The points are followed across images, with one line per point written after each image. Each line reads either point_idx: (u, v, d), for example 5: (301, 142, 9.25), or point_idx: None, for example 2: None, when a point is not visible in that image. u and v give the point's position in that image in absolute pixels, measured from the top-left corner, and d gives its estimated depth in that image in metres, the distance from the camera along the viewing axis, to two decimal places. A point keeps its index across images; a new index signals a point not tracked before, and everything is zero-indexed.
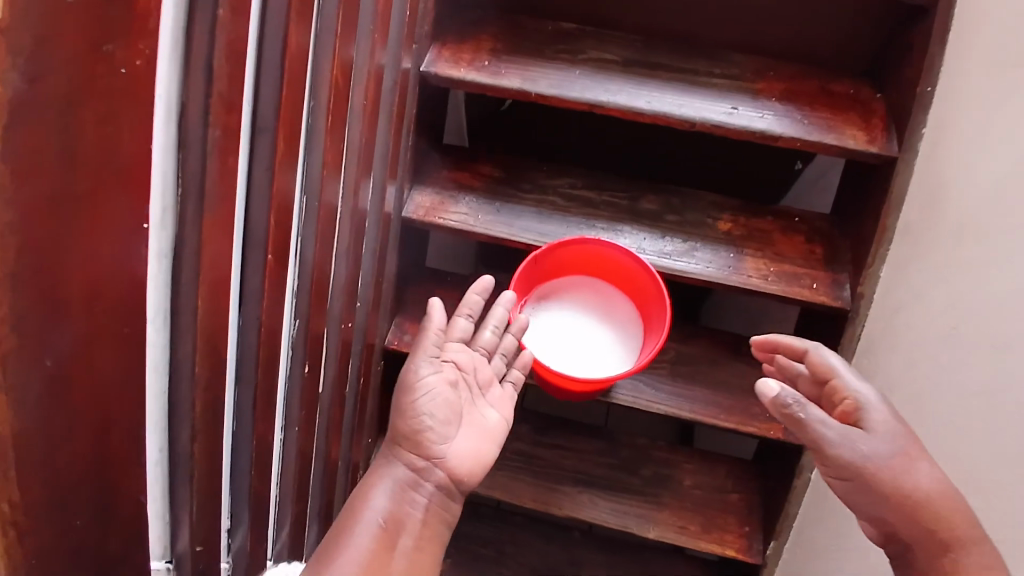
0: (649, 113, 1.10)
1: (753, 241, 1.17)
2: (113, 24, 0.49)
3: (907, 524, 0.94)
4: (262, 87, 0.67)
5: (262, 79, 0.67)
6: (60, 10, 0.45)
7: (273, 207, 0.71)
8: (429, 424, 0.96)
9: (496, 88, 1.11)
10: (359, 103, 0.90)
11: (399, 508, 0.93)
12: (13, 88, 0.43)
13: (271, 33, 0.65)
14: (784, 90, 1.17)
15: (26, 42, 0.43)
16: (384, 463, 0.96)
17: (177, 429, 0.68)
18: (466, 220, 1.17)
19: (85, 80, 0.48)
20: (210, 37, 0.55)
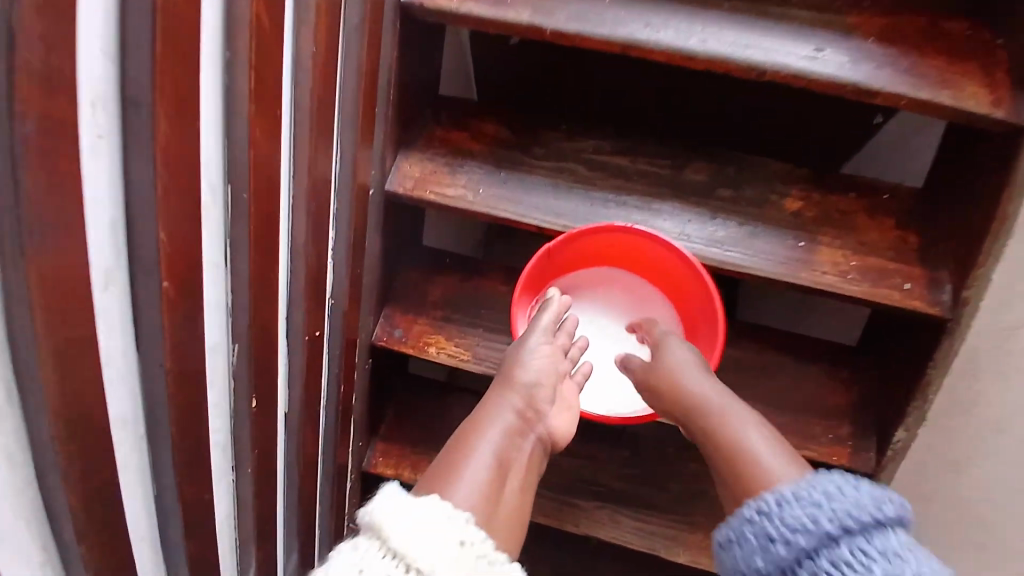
0: (704, 56, 0.82)
1: (829, 227, 0.93)
2: None
3: (718, 448, 0.85)
4: (125, 34, 0.46)
5: (125, 25, 0.46)
6: None
7: (162, 217, 0.52)
8: (540, 375, 0.87)
9: (501, 24, 0.85)
10: (303, 51, 0.66)
11: (510, 445, 0.80)
12: None
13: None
14: (884, 28, 0.89)
15: None
16: (492, 403, 0.83)
17: (49, 515, 0.52)
18: (464, 196, 0.93)
19: None
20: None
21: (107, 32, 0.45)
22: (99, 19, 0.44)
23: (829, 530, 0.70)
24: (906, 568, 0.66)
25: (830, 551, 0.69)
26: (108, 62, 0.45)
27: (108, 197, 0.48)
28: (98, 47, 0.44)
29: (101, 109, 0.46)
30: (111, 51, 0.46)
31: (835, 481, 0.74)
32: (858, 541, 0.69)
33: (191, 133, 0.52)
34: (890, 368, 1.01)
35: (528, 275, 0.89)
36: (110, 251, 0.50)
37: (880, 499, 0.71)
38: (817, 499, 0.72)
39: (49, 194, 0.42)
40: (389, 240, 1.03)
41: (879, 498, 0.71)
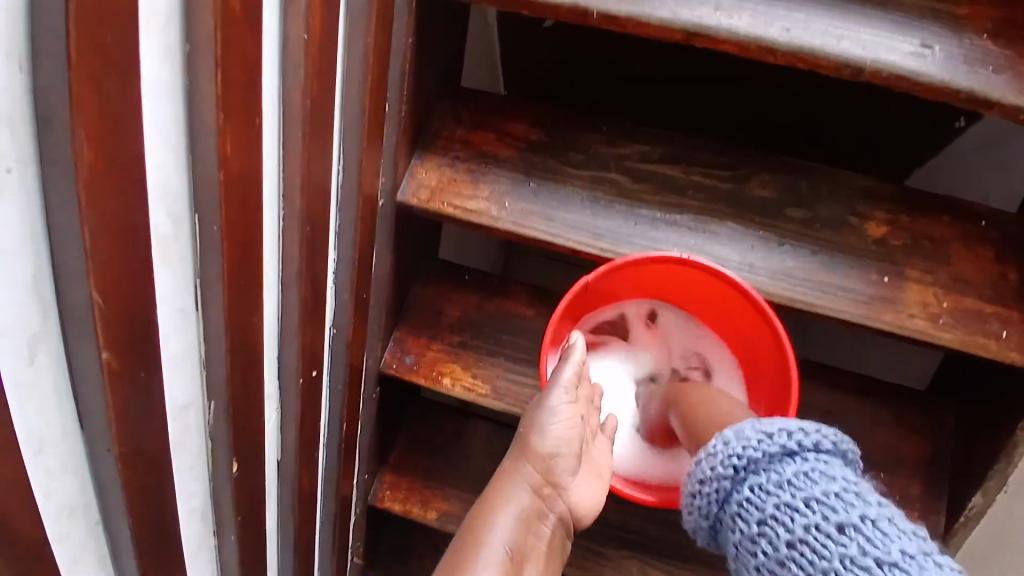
0: (787, 48, 0.66)
1: (918, 258, 0.78)
2: None
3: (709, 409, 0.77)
4: (31, 26, 0.33)
5: (31, 12, 0.33)
6: None
7: (96, 270, 0.39)
8: (563, 443, 0.74)
9: (534, 7, 0.69)
10: (292, 43, 0.52)
11: (525, 535, 0.71)
12: None
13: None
14: (1001, 22, 0.73)
15: None
16: (506, 479, 0.73)
17: None
18: (488, 211, 0.80)
19: None
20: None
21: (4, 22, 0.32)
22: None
23: (721, 473, 0.63)
24: (793, 495, 0.58)
25: (732, 494, 0.63)
26: (11, 67, 0.33)
27: (24, 246, 0.36)
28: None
29: (5, 132, 0.33)
30: (15, 49, 0.33)
31: (733, 425, 0.67)
32: (756, 478, 0.61)
33: (137, 157, 0.40)
34: (974, 421, 0.87)
35: (561, 312, 0.77)
36: (32, 315, 0.37)
37: (774, 431, 0.63)
38: (714, 447, 0.65)
39: None
40: (402, 255, 0.90)
41: (769, 430, 0.63)
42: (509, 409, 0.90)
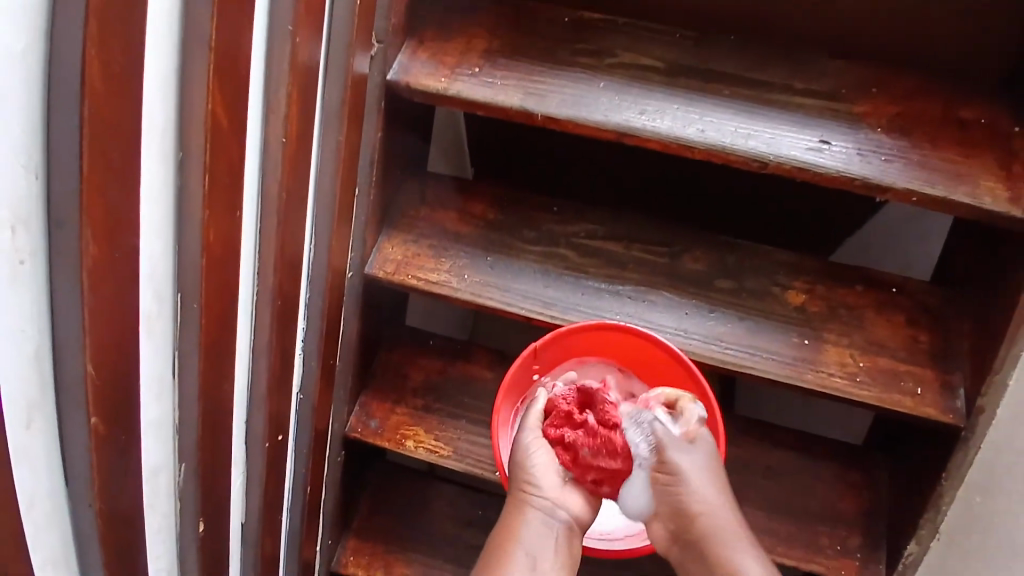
0: (701, 146, 0.78)
1: (836, 323, 0.87)
2: None
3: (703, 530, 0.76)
4: (51, 148, 0.40)
5: (50, 135, 0.40)
6: None
7: (90, 345, 0.45)
8: (546, 463, 0.77)
9: (490, 108, 0.81)
10: (272, 143, 0.61)
11: (538, 549, 0.76)
12: None
13: (60, 58, 0.39)
14: (896, 116, 0.83)
15: None
16: (515, 505, 0.77)
17: None
18: (448, 282, 0.88)
19: None
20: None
21: (29, 146, 0.39)
22: (19, 133, 0.38)
23: None
24: None
25: None
26: (31, 180, 0.40)
27: (29, 326, 0.42)
28: (17, 163, 0.38)
29: (21, 232, 0.40)
30: (36, 166, 0.40)
31: None
32: None
33: (132, 246, 0.47)
34: (903, 473, 0.94)
35: (513, 373, 0.83)
36: (31, 384, 0.44)
37: None
38: None
39: None
40: (370, 324, 0.97)
41: None
42: (469, 469, 0.95)
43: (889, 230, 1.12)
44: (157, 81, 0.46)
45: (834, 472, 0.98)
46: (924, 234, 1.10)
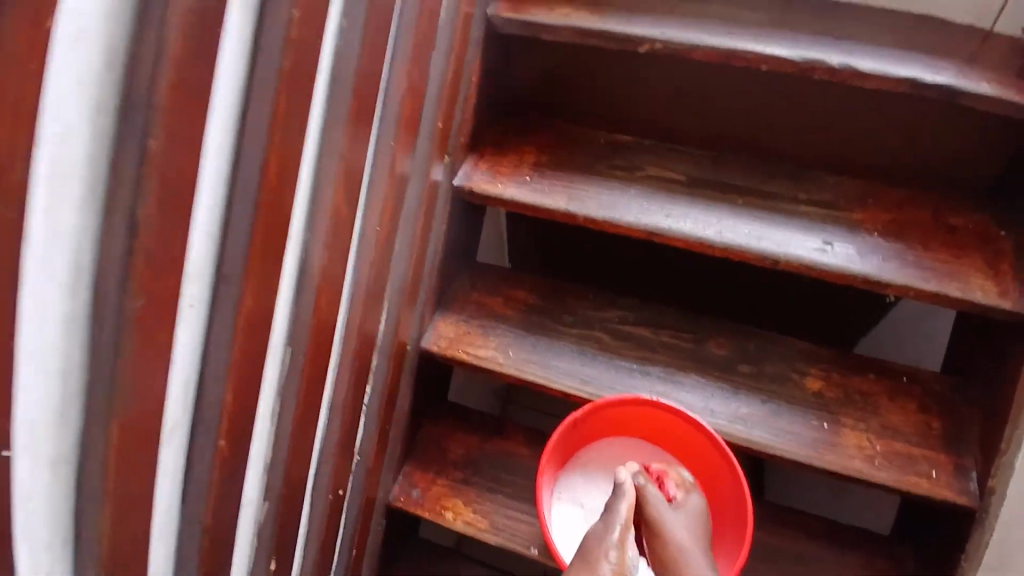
0: (721, 245, 0.91)
1: (851, 407, 0.94)
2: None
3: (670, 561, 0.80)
4: (229, 217, 0.52)
5: (230, 208, 0.52)
6: None
7: (228, 376, 0.55)
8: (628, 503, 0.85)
9: (538, 208, 0.96)
10: (371, 229, 0.75)
11: None
12: None
13: (247, 151, 0.51)
14: (889, 223, 0.96)
15: None
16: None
17: None
18: (494, 357, 0.98)
19: None
20: (140, 172, 0.42)
21: (214, 215, 0.50)
22: (210, 205, 0.49)
23: None
24: None
25: None
26: (211, 244, 0.51)
27: (188, 358, 0.52)
28: (205, 229, 0.50)
29: (199, 282, 0.51)
30: (217, 232, 0.51)
31: None
32: None
33: (269, 300, 0.58)
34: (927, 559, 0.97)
35: (555, 440, 0.90)
36: (179, 407, 0.53)
37: None
38: None
39: (138, 369, 0.46)
40: (416, 397, 1.06)
41: None
42: (505, 543, 0.99)
43: (897, 322, 1.21)
44: (306, 177, 0.60)
45: (860, 559, 1.00)
46: (923, 329, 1.20)
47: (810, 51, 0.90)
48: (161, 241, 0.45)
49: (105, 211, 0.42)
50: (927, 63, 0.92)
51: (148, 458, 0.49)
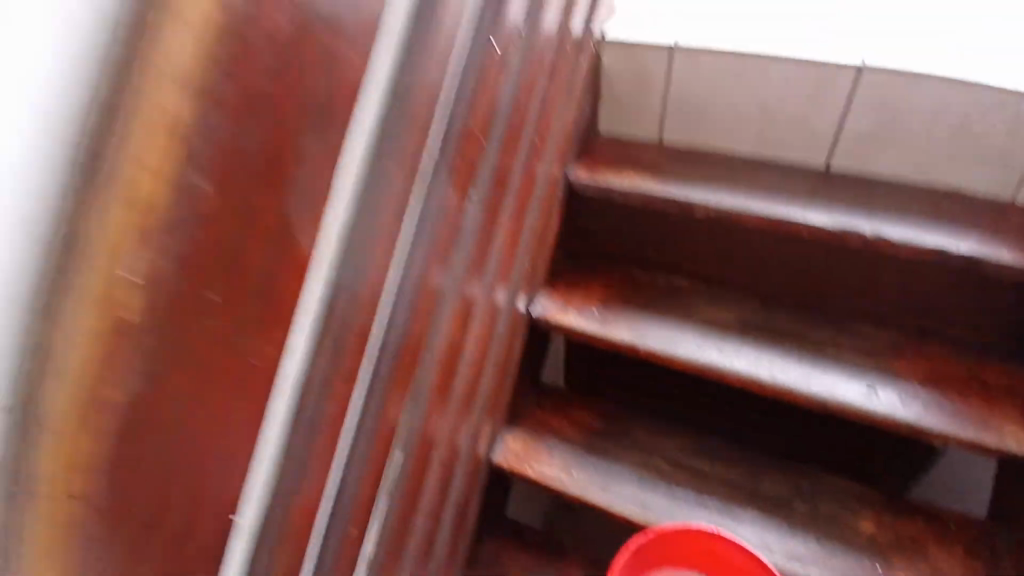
0: (773, 385, 1.01)
1: (903, 552, 0.98)
2: (253, 308, 0.45)
3: None
4: (393, 338, 0.64)
5: (396, 329, 0.64)
6: (206, 287, 0.41)
7: (367, 470, 0.67)
8: None
9: (605, 340, 1.09)
10: (471, 350, 0.89)
11: None
12: (130, 385, 0.38)
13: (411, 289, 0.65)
14: (928, 373, 1.05)
15: (148, 346, 0.39)
16: None
17: None
18: (559, 474, 1.07)
19: (200, 363, 0.43)
20: (353, 301, 0.54)
21: (386, 334, 0.62)
22: (386, 328, 0.62)
23: None
24: None
25: None
26: (380, 357, 0.63)
27: (348, 452, 0.63)
28: (379, 345, 0.62)
29: (365, 390, 0.62)
30: (385, 347, 0.63)
31: None
32: None
33: (401, 407, 0.71)
34: None
35: (617, 563, 0.95)
36: (333, 494, 0.63)
37: None
38: None
39: (320, 461, 0.57)
40: (482, 508, 1.13)
41: None
42: None
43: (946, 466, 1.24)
44: (442, 306, 0.74)
45: None
46: None
47: (847, 221, 1.05)
48: (355, 358, 0.58)
49: (319, 328, 0.52)
50: (956, 232, 1.04)
51: (309, 534, 0.60)
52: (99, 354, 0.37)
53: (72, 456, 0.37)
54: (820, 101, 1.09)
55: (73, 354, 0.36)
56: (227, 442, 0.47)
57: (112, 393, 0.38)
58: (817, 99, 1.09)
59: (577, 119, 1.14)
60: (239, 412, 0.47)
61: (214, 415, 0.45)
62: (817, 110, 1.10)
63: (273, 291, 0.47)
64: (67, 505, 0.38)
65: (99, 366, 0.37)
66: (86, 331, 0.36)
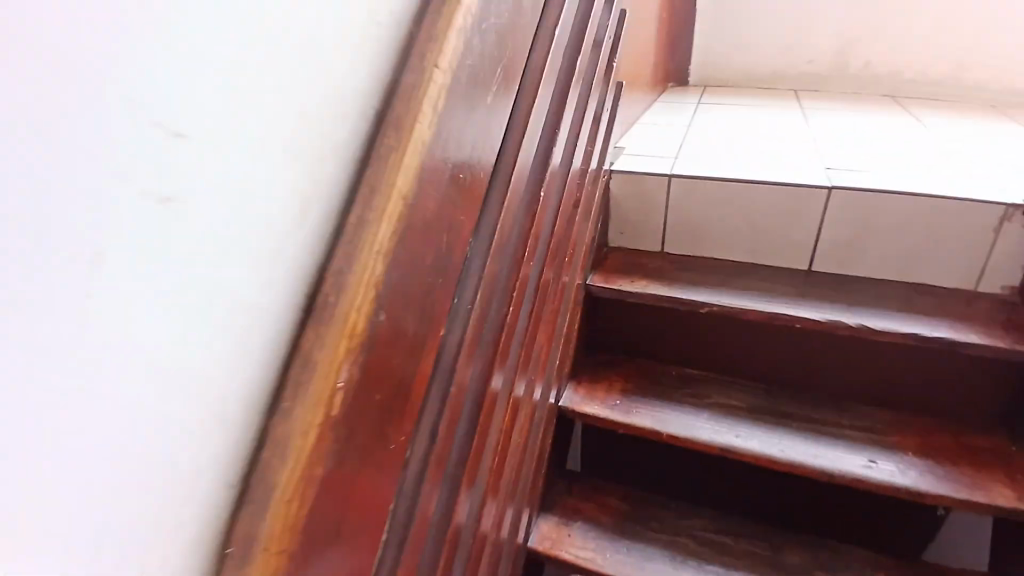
0: (785, 460, 1.13)
1: None
2: (399, 404, 0.57)
3: None
4: (466, 427, 0.77)
5: (470, 420, 0.78)
6: (379, 385, 0.53)
7: (444, 548, 0.77)
8: None
9: (630, 426, 1.21)
10: (515, 438, 1.01)
11: None
12: (329, 462, 0.49)
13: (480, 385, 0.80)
14: (920, 445, 1.17)
15: (344, 432, 0.50)
16: None
17: None
18: (595, 557, 1.14)
19: (369, 447, 0.54)
20: (445, 395, 0.68)
21: (462, 424, 0.76)
22: (464, 419, 0.76)
23: None
24: None
25: None
26: (459, 444, 0.76)
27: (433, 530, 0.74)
28: (458, 434, 0.75)
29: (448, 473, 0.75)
30: (462, 436, 0.76)
31: None
32: None
33: (468, 490, 0.82)
34: None
35: None
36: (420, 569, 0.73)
37: None
38: None
39: (417, 535, 0.68)
40: None
41: None
42: None
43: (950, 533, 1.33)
44: (497, 400, 0.88)
45: None
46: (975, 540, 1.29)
47: (829, 314, 1.21)
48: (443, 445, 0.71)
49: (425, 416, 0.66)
50: (927, 321, 1.19)
51: None
52: (316, 435, 0.47)
53: (288, 515, 0.46)
54: (798, 214, 1.30)
55: (303, 432, 0.47)
56: (372, 514, 0.57)
57: (319, 468, 0.48)
58: (795, 212, 1.29)
59: (592, 234, 1.34)
60: (382, 489, 0.57)
61: (370, 491, 0.55)
62: (796, 221, 1.31)
63: (411, 389, 0.59)
64: (276, 560, 0.46)
65: (316, 443, 0.47)
66: (314, 412, 0.47)
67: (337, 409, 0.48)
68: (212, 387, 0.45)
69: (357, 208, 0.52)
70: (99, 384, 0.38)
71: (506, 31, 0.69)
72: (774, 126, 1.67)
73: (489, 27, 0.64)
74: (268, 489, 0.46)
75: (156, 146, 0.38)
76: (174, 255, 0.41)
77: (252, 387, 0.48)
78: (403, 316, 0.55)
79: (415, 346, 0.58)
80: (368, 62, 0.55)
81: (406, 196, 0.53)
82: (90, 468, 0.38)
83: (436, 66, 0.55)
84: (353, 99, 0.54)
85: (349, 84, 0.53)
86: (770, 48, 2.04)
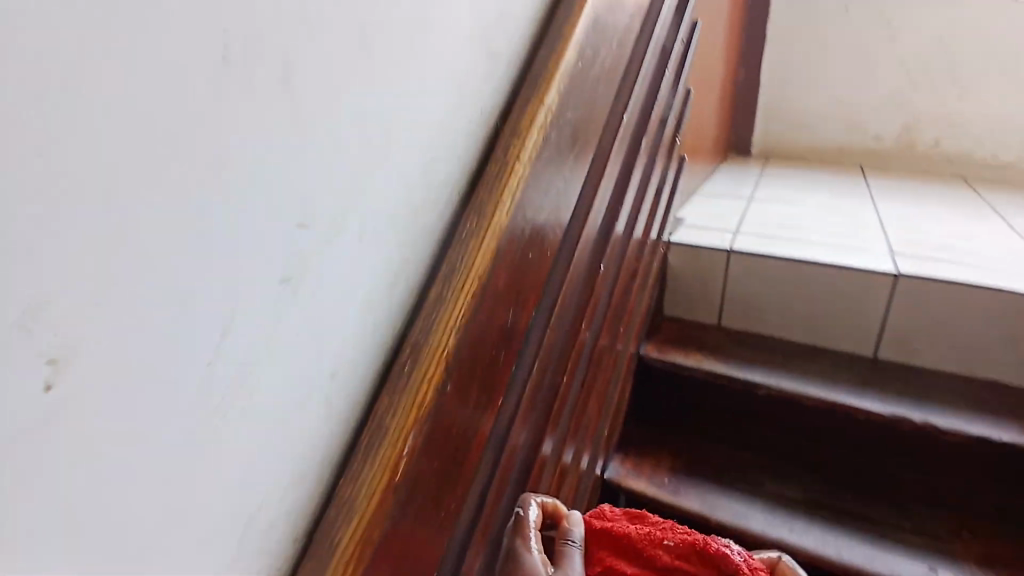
0: (839, 560, 1.08)
1: None
2: (454, 475, 0.60)
3: None
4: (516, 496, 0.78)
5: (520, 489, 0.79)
6: (437, 455, 0.57)
7: None
8: None
9: (675, 505, 1.20)
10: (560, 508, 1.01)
11: None
12: (388, 525, 0.51)
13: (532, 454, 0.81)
14: (990, 558, 1.09)
15: (404, 496, 0.53)
16: None
17: None
18: None
19: (423, 515, 0.56)
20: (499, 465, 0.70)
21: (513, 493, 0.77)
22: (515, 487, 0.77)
23: None
24: None
25: None
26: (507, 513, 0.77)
27: None
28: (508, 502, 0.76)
29: None
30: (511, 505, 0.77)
31: None
32: None
33: None
34: None
35: None
36: None
37: None
38: None
39: None
40: None
41: None
42: None
43: None
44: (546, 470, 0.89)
45: None
46: None
47: (892, 406, 1.17)
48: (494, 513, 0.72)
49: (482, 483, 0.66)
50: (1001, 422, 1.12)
51: None
52: (375, 497, 0.50)
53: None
54: (861, 300, 1.27)
55: (366, 495, 0.50)
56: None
57: (376, 530, 0.50)
58: (858, 297, 1.27)
59: (648, 304, 1.35)
60: (429, 556, 0.58)
61: (420, 559, 0.57)
62: (859, 307, 1.28)
63: (466, 460, 0.62)
64: None
65: (377, 505, 0.50)
66: (377, 475, 0.51)
67: (402, 473, 0.52)
68: (296, 447, 0.49)
69: (437, 287, 0.57)
70: (214, 434, 0.43)
71: (580, 124, 0.75)
72: (841, 205, 1.66)
73: (566, 120, 0.70)
74: (331, 547, 0.49)
75: (285, 231, 0.45)
76: (284, 327, 0.46)
77: (330, 447, 0.52)
78: (466, 388, 0.59)
79: (472, 420, 0.62)
80: (456, 156, 0.62)
81: (481, 275, 0.58)
82: (202, 509, 0.43)
83: (518, 160, 0.63)
84: (440, 191, 0.60)
85: (439, 178, 0.60)
86: (836, 123, 2.04)
